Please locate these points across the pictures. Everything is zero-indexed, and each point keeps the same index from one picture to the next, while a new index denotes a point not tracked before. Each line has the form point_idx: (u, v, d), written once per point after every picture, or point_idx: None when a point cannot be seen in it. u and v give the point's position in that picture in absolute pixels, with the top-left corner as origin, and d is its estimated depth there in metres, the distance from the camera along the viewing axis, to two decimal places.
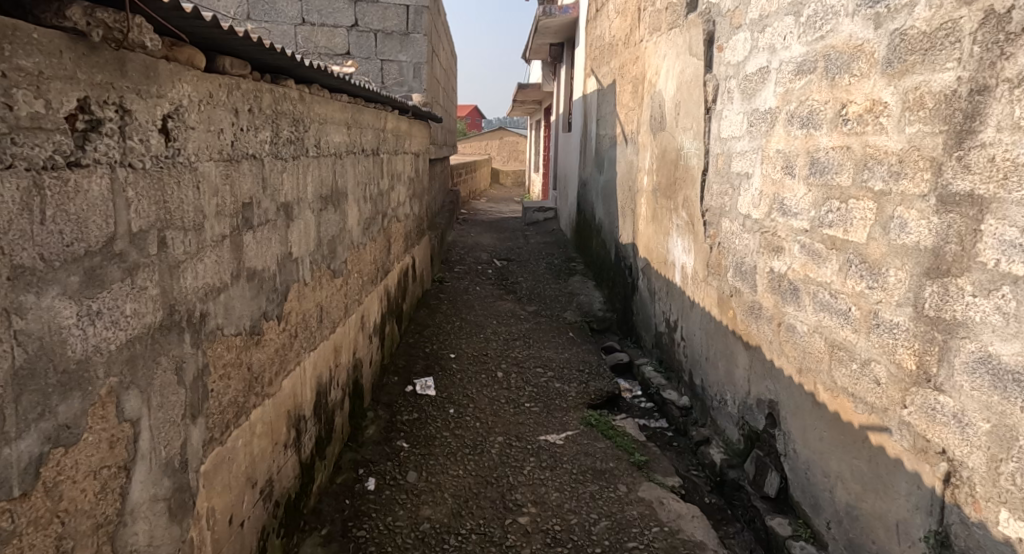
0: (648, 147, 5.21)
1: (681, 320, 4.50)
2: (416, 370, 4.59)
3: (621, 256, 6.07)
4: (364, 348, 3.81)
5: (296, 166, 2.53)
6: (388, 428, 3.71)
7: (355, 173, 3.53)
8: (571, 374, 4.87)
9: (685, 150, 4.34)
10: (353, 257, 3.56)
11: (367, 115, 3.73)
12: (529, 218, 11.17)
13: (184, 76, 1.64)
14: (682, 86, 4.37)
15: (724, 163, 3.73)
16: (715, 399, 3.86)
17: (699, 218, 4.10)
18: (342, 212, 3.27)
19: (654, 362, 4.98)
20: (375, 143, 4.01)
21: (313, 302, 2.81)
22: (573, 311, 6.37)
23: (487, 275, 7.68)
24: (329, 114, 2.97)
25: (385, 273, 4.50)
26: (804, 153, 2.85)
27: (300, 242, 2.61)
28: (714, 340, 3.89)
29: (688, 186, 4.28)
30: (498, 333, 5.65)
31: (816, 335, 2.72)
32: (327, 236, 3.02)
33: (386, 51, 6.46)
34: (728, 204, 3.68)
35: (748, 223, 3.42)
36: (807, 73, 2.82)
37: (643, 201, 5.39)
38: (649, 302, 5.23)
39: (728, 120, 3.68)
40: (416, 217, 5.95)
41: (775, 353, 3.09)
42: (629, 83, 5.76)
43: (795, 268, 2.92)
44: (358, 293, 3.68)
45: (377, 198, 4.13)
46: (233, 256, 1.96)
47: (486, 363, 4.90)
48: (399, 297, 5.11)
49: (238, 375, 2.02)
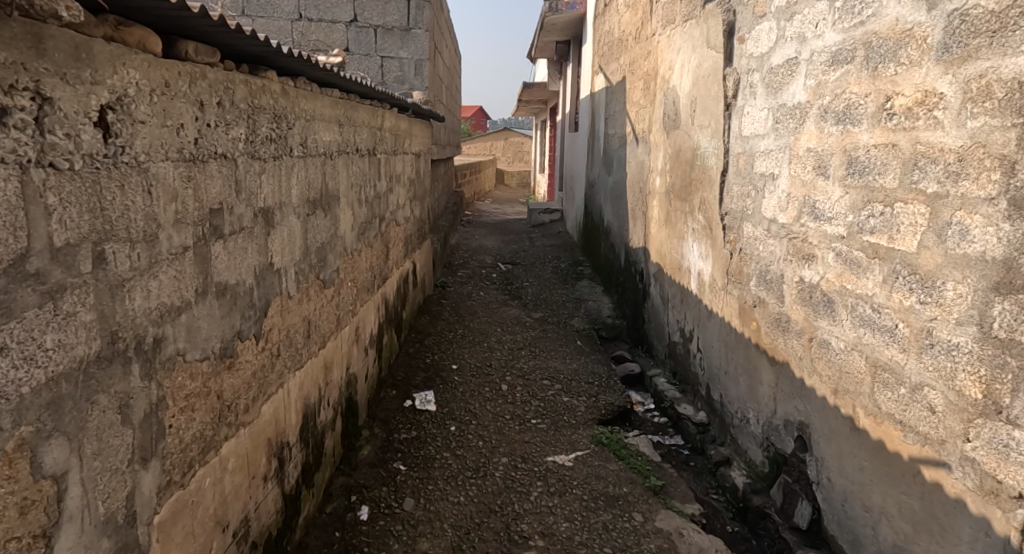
0: (660, 146, 4.95)
1: (698, 329, 4.23)
2: (415, 383, 4.33)
3: (632, 260, 5.81)
4: (359, 362, 3.56)
5: (278, 166, 2.28)
6: (384, 448, 3.46)
7: (349, 174, 3.28)
8: (580, 387, 4.60)
9: (702, 149, 4.08)
10: (347, 264, 3.31)
11: (362, 112, 3.48)
12: (534, 219, 10.91)
13: (130, 59, 1.40)
14: (699, 80, 4.10)
15: (746, 163, 3.47)
16: (736, 417, 3.59)
17: (717, 221, 3.83)
18: (333, 217, 3.02)
19: (668, 374, 4.71)
20: (372, 142, 3.76)
21: (298, 316, 2.55)
22: (581, 318, 6.11)
23: (492, 280, 7.43)
24: (318, 109, 2.72)
25: (383, 280, 4.25)
26: (839, 151, 2.60)
27: (283, 251, 2.36)
28: (735, 353, 3.62)
29: (705, 188, 4.01)
30: (503, 342, 5.39)
31: (856, 353, 2.47)
32: (317, 242, 2.77)
33: (386, 47, 6.21)
34: (750, 207, 3.43)
35: (773, 228, 3.17)
36: (842, 63, 2.56)
37: (655, 203, 5.13)
38: (662, 310, 4.96)
39: (750, 116, 3.42)
40: (417, 220, 5.70)
41: (806, 371, 2.83)
42: (640, 80, 5.50)
43: (830, 278, 2.66)
44: (353, 303, 3.42)
45: (373, 200, 3.87)
46: (200, 270, 1.72)
47: (490, 375, 4.64)
48: (398, 304, 4.86)
49: (207, 406, 1.77)
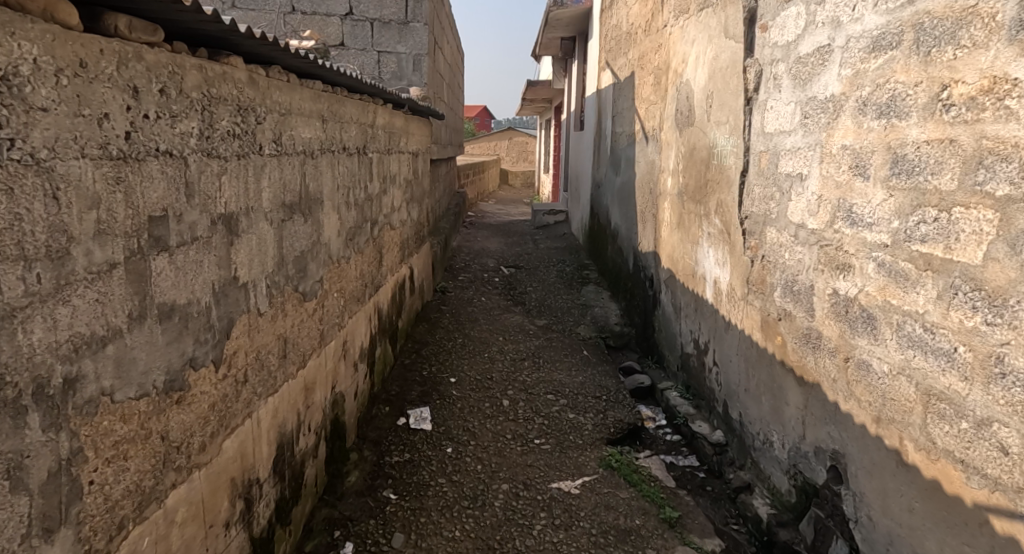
0: (672, 145, 4.66)
1: (714, 342, 3.93)
2: (411, 399, 4.04)
3: (641, 265, 5.52)
4: (346, 379, 3.27)
5: (244, 166, 1.99)
6: (373, 474, 3.17)
7: (335, 176, 2.99)
8: (586, 402, 4.31)
9: (718, 147, 3.79)
10: (332, 273, 3.02)
11: (349, 108, 3.19)
12: (538, 221, 10.64)
13: (25, 29, 1.13)
14: (715, 74, 3.82)
15: (769, 163, 3.19)
16: (757, 439, 3.30)
17: (736, 226, 3.55)
18: (316, 222, 2.73)
19: (682, 388, 4.42)
20: (362, 141, 3.48)
21: (272, 335, 2.27)
22: (587, 326, 5.82)
23: (494, 285, 7.14)
24: (295, 102, 2.43)
25: (375, 288, 3.96)
26: (881, 148, 2.30)
27: (252, 262, 2.08)
28: (757, 370, 3.33)
29: (723, 189, 3.72)
30: (505, 352, 5.10)
31: (902, 377, 2.18)
32: (294, 251, 2.48)
33: (383, 41, 5.93)
34: (773, 210, 3.14)
35: (800, 233, 2.88)
36: (886, 48, 2.27)
37: (666, 205, 4.84)
38: (674, 319, 4.66)
39: (774, 111, 3.14)
40: (415, 224, 5.42)
41: (840, 393, 2.53)
42: (650, 74, 5.21)
43: (869, 291, 2.37)
44: (339, 316, 3.14)
45: (364, 203, 3.59)
46: (138, 290, 1.43)
47: (491, 389, 4.35)
48: (393, 312, 4.57)
49: (149, 453, 1.49)
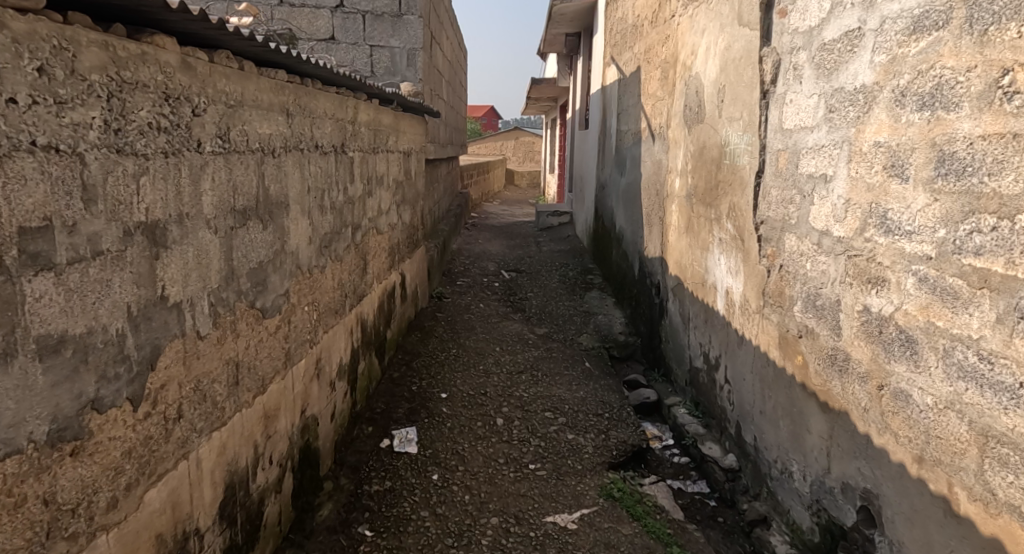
0: (681, 144, 4.34)
1: (726, 356, 3.62)
2: (397, 418, 3.74)
3: (647, 271, 5.20)
4: (320, 401, 2.98)
5: (174, 166, 1.69)
6: (349, 507, 2.88)
7: (304, 177, 2.70)
8: (587, 421, 3.99)
9: (731, 146, 3.48)
10: (301, 285, 2.72)
11: (322, 102, 2.89)
12: (542, 222, 10.31)
13: None
14: (727, 65, 3.50)
15: (789, 162, 2.88)
16: (775, 468, 2.98)
17: (751, 231, 3.24)
18: (278, 228, 2.44)
19: (690, 405, 4.11)
20: (339, 139, 3.18)
21: (218, 360, 1.97)
22: (589, 335, 5.51)
23: (494, 290, 6.83)
24: (249, 93, 2.14)
25: (358, 298, 3.66)
26: (924, 145, 2.00)
27: (189, 278, 1.78)
28: (773, 391, 3.01)
29: (736, 191, 3.41)
30: (501, 364, 4.79)
31: (951, 413, 1.88)
32: (250, 263, 2.19)
33: (375, 35, 5.64)
34: (793, 215, 2.84)
35: (825, 242, 2.57)
36: (929, 29, 1.96)
37: (674, 208, 4.53)
38: (683, 330, 4.35)
39: (794, 105, 2.83)
40: (407, 228, 5.13)
41: (872, 425, 2.21)
42: (657, 69, 4.90)
43: (908, 311, 2.06)
44: (310, 332, 2.84)
45: (342, 206, 3.29)
46: (3, 322, 1.20)
47: (484, 406, 4.04)
48: (381, 322, 4.28)
49: (21, 524, 1.24)
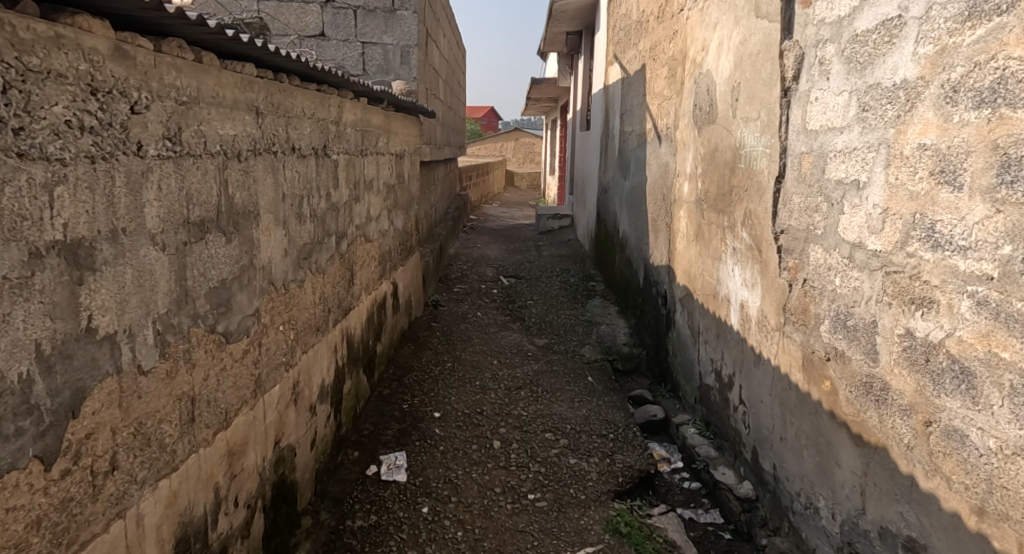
0: (690, 146, 4.07)
1: (741, 375, 3.35)
2: (386, 442, 3.48)
3: (652, 280, 4.93)
4: (298, 429, 2.71)
5: (104, 173, 1.43)
6: (328, 547, 2.64)
7: (278, 182, 2.43)
8: (591, 442, 3.74)
9: (747, 148, 3.21)
10: (274, 302, 2.45)
11: (299, 100, 2.62)
12: (543, 226, 10.04)
13: None
14: (742, 61, 3.24)
15: (814, 167, 2.62)
16: (798, 502, 2.72)
17: (770, 241, 2.97)
18: (245, 241, 2.17)
19: (701, 425, 3.85)
20: (319, 141, 2.91)
21: (168, 396, 1.71)
22: (592, 347, 5.24)
23: (492, 298, 6.56)
24: (208, 88, 1.86)
25: (343, 311, 3.39)
26: (983, 148, 1.74)
27: (127, 304, 1.51)
28: (795, 417, 2.75)
29: (753, 197, 3.14)
30: (499, 379, 4.53)
31: (1020, 460, 1.63)
32: (210, 282, 1.92)
33: (368, 31, 5.37)
34: (820, 224, 2.58)
35: (857, 256, 2.30)
36: (990, 13, 1.71)
37: (682, 213, 4.26)
38: (692, 344, 4.08)
39: (820, 103, 2.57)
40: (400, 234, 4.86)
41: (917, 466, 1.95)
42: (664, 66, 4.64)
43: (963, 338, 1.80)
44: (286, 354, 2.57)
45: (324, 213, 3.02)
46: None
47: (480, 427, 3.78)
48: (370, 335, 4.01)
49: None
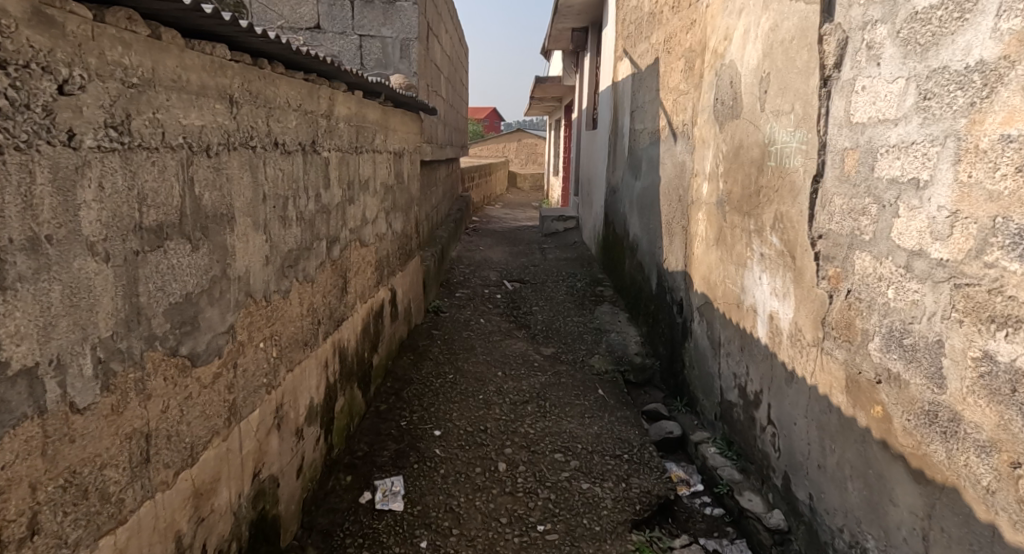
0: (709, 143, 3.79)
1: (770, 394, 3.06)
2: (382, 466, 3.20)
3: (666, 286, 4.64)
4: (281, 457, 2.43)
5: (17, 166, 1.17)
6: None
7: (257, 182, 2.15)
8: (604, 464, 3.45)
9: (778, 144, 2.93)
10: (253, 317, 2.17)
11: (283, 90, 2.33)
12: (547, 227, 9.74)
13: None
14: (772, 49, 2.97)
15: (859, 164, 2.35)
16: (840, 538, 2.44)
17: (805, 247, 2.69)
18: (217, 248, 1.89)
19: (722, 443, 3.55)
20: (307, 136, 2.62)
21: (122, 437, 1.44)
22: (601, 357, 4.95)
23: (496, 304, 6.27)
24: (168, 69, 1.57)
25: (335, 324, 3.10)
26: None
27: (51, 324, 1.25)
28: (837, 444, 2.46)
29: (785, 199, 2.86)
30: (504, 392, 4.24)
31: None
32: (169, 297, 1.63)
33: (365, 24, 5.10)
34: (868, 228, 2.30)
35: (916, 265, 2.02)
36: None
37: (701, 216, 3.98)
38: (712, 356, 3.78)
39: (866, 91, 2.30)
40: (399, 238, 4.57)
41: (1000, 514, 1.72)
42: (680, 59, 4.36)
43: None
44: (267, 375, 2.29)
45: (313, 216, 2.74)
46: None
47: (483, 447, 3.50)
48: (364, 347, 3.71)
49: None
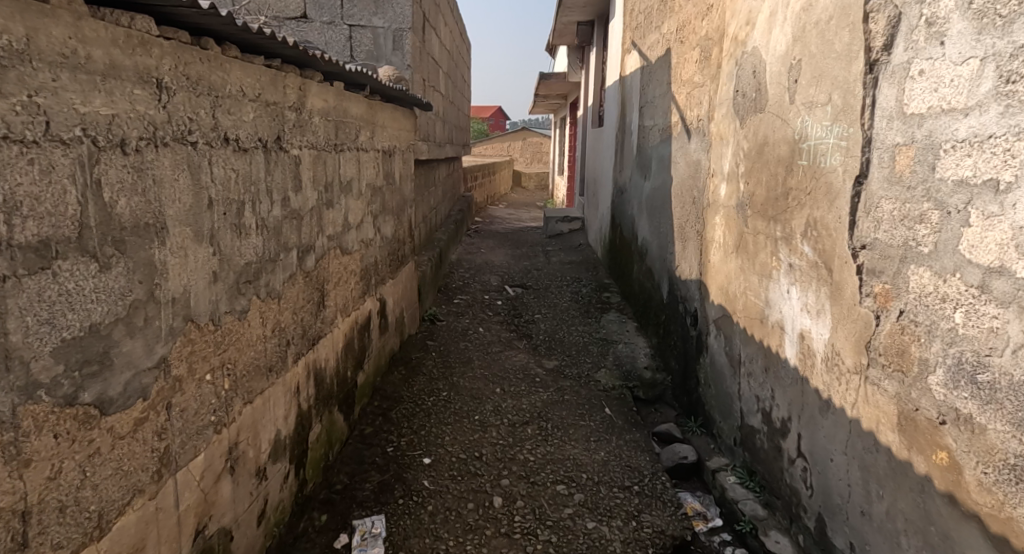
0: (728, 139, 3.44)
1: (800, 423, 2.70)
2: (363, 502, 2.85)
3: (679, 295, 4.28)
4: (237, 505, 2.08)
5: None
6: None
7: (201, 184, 1.80)
8: (611, 498, 3.09)
9: (810, 141, 2.57)
10: (197, 346, 1.82)
11: (235, 76, 1.98)
12: (551, 229, 9.38)
13: None
14: (804, 31, 2.61)
15: (914, 163, 2.00)
16: None
17: (844, 259, 2.33)
18: (145, 268, 1.55)
19: (742, 472, 3.19)
20: (270, 132, 2.27)
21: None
22: (608, 371, 4.59)
23: (496, 311, 5.91)
24: (54, 40, 1.27)
25: (308, 344, 2.74)
26: None
27: None
28: (886, 490, 2.11)
29: (819, 202, 2.50)
30: (502, 412, 3.88)
31: None
32: (62, 331, 1.32)
33: (355, 13, 4.74)
34: (925, 239, 1.95)
35: (997, 285, 1.71)
36: None
37: (719, 219, 3.62)
38: (730, 375, 3.41)
39: (922, 75, 1.96)
40: (388, 243, 4.21)
41: None
42: (695, 48, 4.00)
43: None
44: (217, 412, 1.94)
45: (278, 223, 2.39)
46: None
47: (478, 477, 3.15)
48: (346, 365, 3.35)
49: None
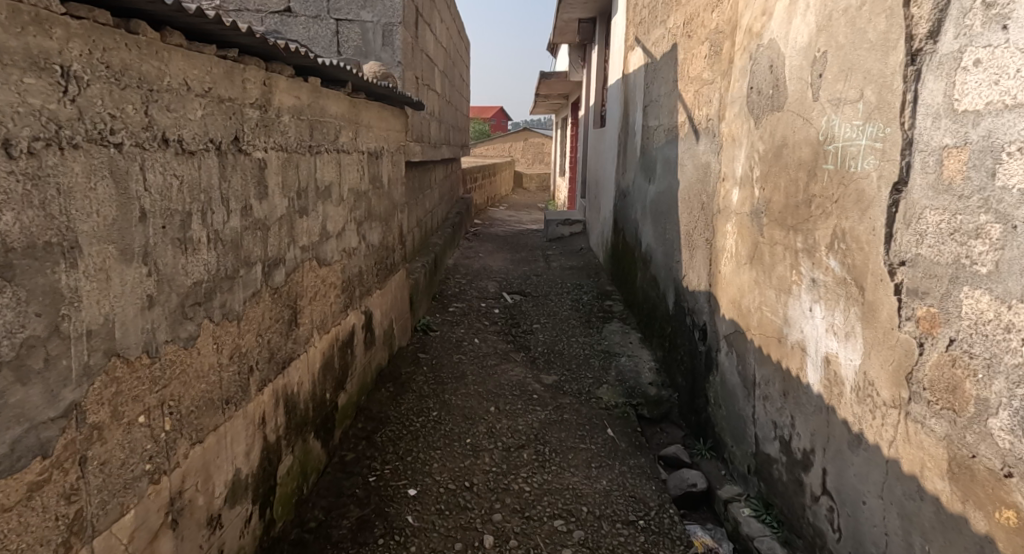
0: (741, 140, 3.15)
1: (825, 456, 2.41)
2: (338, 544, 2.57)
3: (686, 307, 3.99)
4: None
5: None
6: None
7: (128, 193, 1.52)
8: (613, 536, 2.81)
9: (837, 143, 2.29)
10: (128, 385, 1.54)
11: (177, 66, 1.70)
12: (552, 232, 9.09)
13: None
14: (831, 18, 2.32)
15: (966, 168, 1.72)
16: None
17: (878, 275, 2.04)
18: (42, 300, 1.32)
19: (756, 503, 2.90)
20: (225, 132, 1.99)
21: None
22: (610, 387, 4.30)
23: (492, 320, 5.62)
24: None
25: (275, 369, 2.45)
26: None
27: None
28: (934, 545, 1.82)
29: (848, 211, 2.21)
30: (496, 434, 3.59)
31: None
32: None
33: (342, 6, 4.46)
34: (985, 259, 1.68)
35: None
36: None
37: (730, 227, 3.33)
38: (744, 397, 3.11)
39: (977, 68, 1.69)
40: (374, 251, 3.92)
41: None
42: (704, 42, 3.71)
43: None
44: (153, 459, 1.66)
45: (235, 235, 2.09)
46: None
47: (467, 512, 2.87)
48: (324, 386, 3.06)
49: None
